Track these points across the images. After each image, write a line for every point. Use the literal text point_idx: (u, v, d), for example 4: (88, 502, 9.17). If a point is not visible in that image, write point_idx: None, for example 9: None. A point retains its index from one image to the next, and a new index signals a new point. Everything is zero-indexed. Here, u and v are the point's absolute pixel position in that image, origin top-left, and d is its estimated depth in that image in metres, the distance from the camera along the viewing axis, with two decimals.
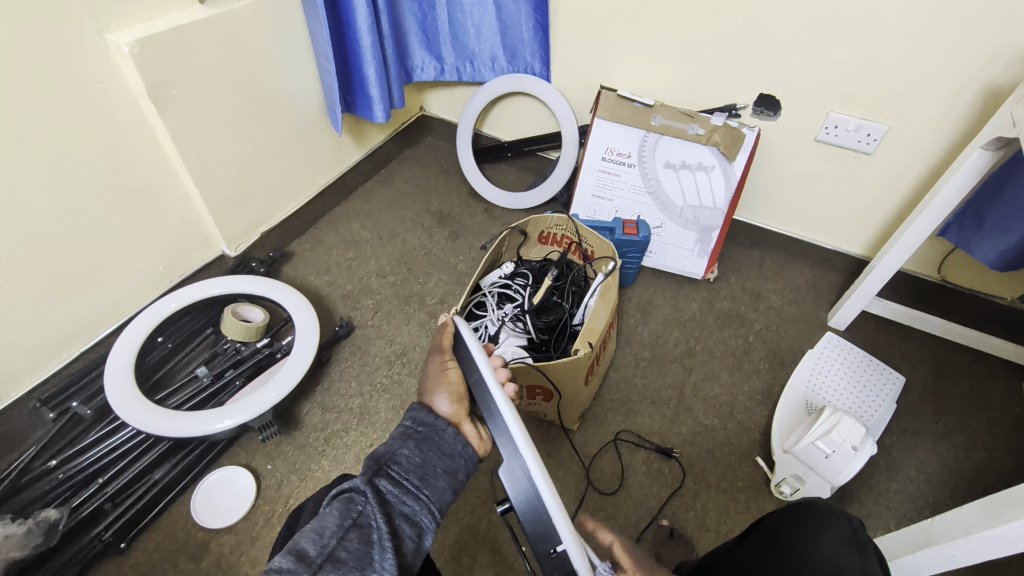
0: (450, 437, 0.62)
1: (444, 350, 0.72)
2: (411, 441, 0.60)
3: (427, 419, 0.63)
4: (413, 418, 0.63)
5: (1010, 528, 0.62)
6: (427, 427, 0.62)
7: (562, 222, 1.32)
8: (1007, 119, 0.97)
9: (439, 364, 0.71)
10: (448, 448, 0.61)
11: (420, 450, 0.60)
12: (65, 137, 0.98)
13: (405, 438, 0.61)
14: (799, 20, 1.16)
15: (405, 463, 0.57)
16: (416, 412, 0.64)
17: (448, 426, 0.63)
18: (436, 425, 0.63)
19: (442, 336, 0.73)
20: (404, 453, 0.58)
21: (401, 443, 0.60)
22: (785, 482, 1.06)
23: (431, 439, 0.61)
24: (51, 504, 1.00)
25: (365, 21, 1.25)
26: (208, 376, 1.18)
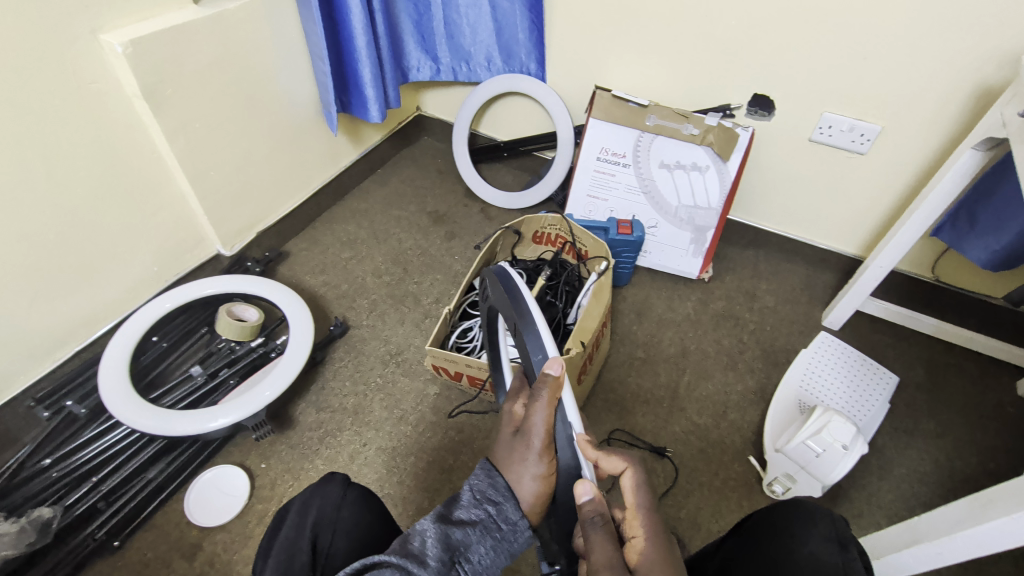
0: (524, 539, 0.61)
1: (541, 432, 0.65)
2: (488, 539, 0.58)
3: (511, 514, 0.60)
4: (497, 505, 0.60)
5: (992, 526, 0.63)
6: (508, 526, 0.60)
7: (556, 222, 1.34)
8: (997, 119, 0.97)
9: (540, 460, 0.64)
10: (516, 550, 0.61)
11: (493, 552, 0.58)
12: (58, 136, 0.98)
13: (484, 533, 0.58)
14: (792, 20, 1.17)
15: (476, 565, 0.56)
16: (502, 501, 0.61)
17: (528, 528, 0.61)
18: (516, 525, 0.61)
19: (541, 411, 0.66)
20: (479, 552, 0.56)
21: (479, 538, 0.57)
22: (776, 481, 1.06)
23: (507, 541, 0.59)
24: (45, 502, 1.01)
25: (359, 21, 1.25)
26: (203, 376, 1.18)
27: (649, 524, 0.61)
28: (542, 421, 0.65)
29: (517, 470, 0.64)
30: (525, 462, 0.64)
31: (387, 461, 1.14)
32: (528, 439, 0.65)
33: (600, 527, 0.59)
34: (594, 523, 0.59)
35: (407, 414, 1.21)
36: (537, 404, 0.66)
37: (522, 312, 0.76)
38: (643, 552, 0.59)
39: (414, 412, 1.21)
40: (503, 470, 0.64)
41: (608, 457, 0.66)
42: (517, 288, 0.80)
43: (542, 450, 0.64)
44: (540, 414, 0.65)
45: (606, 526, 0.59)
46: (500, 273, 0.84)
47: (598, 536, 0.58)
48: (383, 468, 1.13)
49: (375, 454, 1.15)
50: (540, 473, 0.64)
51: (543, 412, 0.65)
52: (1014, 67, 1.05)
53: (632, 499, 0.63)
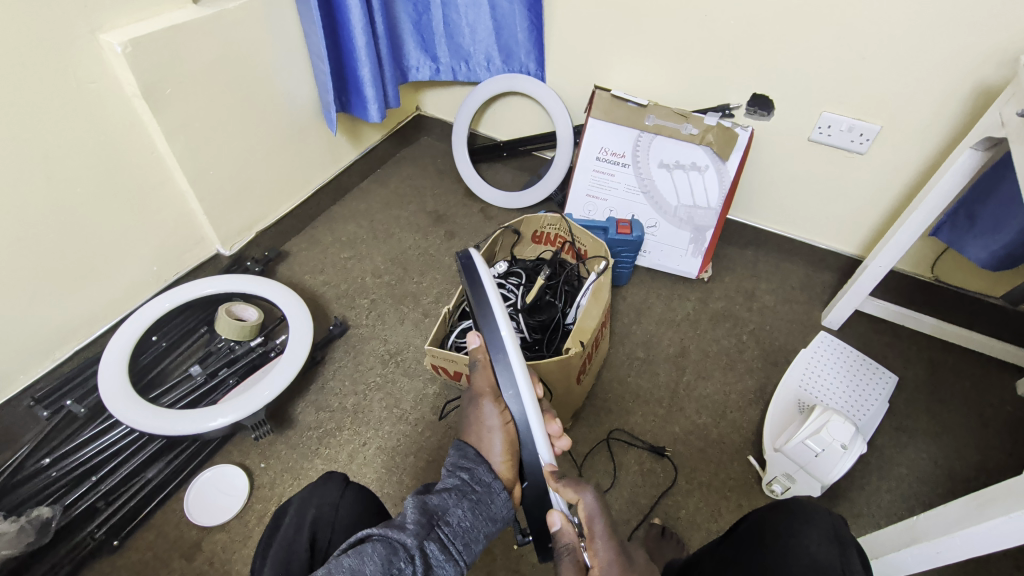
0: (501, 501, 0.67)
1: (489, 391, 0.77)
2: (464, 502, 0.63)
3: (483, 477, 0.68)
4: (470, 472, 0.68)
5: (991, 525, 0.62)
6: (481, 488, 0.67)
7: (556, 222, 1.34)
8: (996, 119, 0.97)
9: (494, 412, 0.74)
10: (497, 513, 0.66)
11: (471, 513, 0.63)
12: (55, 135, 0.98)
13: (460, 496, 0.64)
14: (791, 20, 1.17)
15: (456, 526, 0.60)
16: (473, 467, 0.69)
17: (502, 489, 0.68)
18: (490, 487, 0.67)
19: (483, 375, 0.79)
20: (456, 514, 0.61)
21: (456, 501, 0.63)
22: (776, 481, 1.06)
23: (482, 502, 0.65)
24: (45, 501, 1.01)
25: (359, 21, 1.25)
26: (202, 375, 1.18)
27: (608, 549, 0.64)
28: (485, 381, 0.78)
29: (481, 432, 0.74)
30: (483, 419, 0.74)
31: (386, 460, 1.14)
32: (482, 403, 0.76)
33: (569, 555, 0.66)
34: (564, 552, 0.67)
35: (406, 414, 1.21)
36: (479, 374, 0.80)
37: (476, 292, 0.81)
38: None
39: (413, 412, 1.21)
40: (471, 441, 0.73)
41: (564, 486, 0.68)
42: (475, 269, 0.84)
43: (493, 404, 0.75)
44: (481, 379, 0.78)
45: (574, 554, 0.66)
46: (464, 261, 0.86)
47: (566, 563, 0.66)
48: (382, 468, 1.13)
49: (374, 453, 1.15)
50: (498, 424, 0.73)
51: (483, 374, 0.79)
52: (1013, 66, 1.05)
53: (590, 529, 0.66)
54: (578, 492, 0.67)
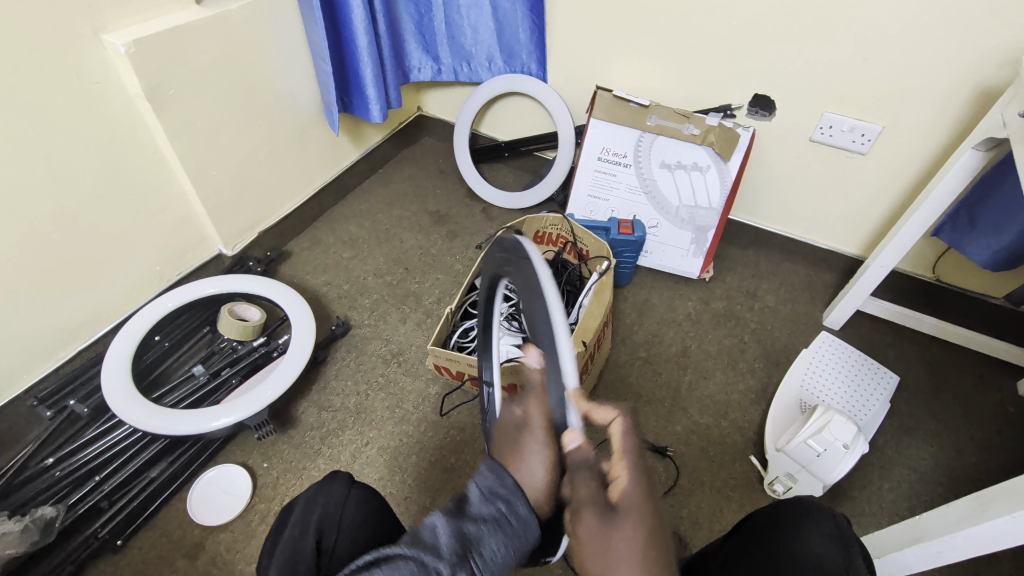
0: (537, 542, 0.52)
1: (540, 420, 0.61)
2: (500, 533, 0.50)
3: (523, 512, 0.51)
4: (509, 502, 0.51)
5: (995, 524, 0.62)
6: (521, 520, 0.51)
7: (557, 222, 1.34)
8: (998, 119, 0.97)
9: (543, 443, 0.59)
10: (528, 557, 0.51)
11: (507, 549, 0.50)
12: (59, 136, 0.98)
13: (496, 527, 0.50)
14: (792, 21, 1.17)
15: (490, 562, 0.49)
16: (513, 496, 0.51)
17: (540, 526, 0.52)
18: (528, 523, 0.51)
19: (537, 401, 0.63)
20: (492, 547, 0.49)
21: (492, 533, 0.49)
22: (778, 481, 1.06)
23: (520, 539, 0.51)
24: (48, 501, 1.01)
25: (361, 21, 1.25)
26: (205, 375, 1.18)
27: (635, 466, 0.55)
28: (539, 410, 0.62)
29: (520, 458, 0.57)
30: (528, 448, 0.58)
31: (388, 460, 1.14)
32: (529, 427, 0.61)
33: (585, 473, 0.55)
34: (581, 466, 0.55)
35: (408, 414, 1.21)
36: (531, 397, 0.64)
37: (537, 287, 0.69)
38: (624, 491, 0.52)
39: (416, 411, 1.21)
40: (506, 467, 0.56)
41: (601, 407, 0.61)
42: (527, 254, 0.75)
43: (547, 434, 0.59)
44: (534, 404, 0.63)
45: (592, 471, 0.55)
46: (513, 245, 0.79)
47: (583, 475, 0.54)
48: (384, 468, 1.13)
49: (376, 453, 1.15)
50: (549, 454, 0.57)
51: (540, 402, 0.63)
52: (1014, 67, 1.05)
53: (617, 447, 0.57)
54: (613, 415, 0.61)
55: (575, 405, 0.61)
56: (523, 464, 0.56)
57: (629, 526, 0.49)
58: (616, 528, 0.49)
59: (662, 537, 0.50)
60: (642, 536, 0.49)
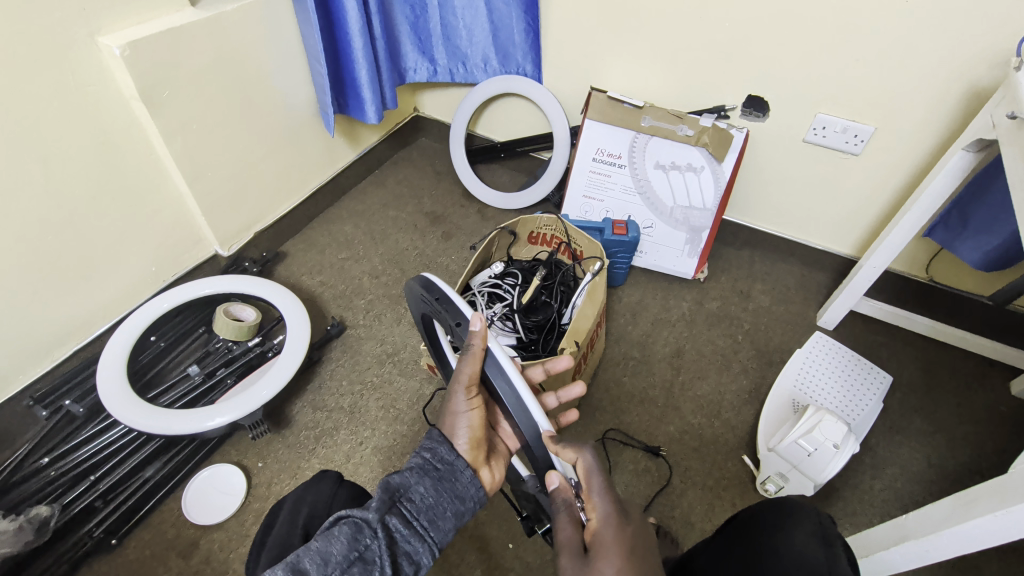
0: (466, 478, 0.64)
1: (467, 377, 0.73)
2: (427, 478, 0.62)
3: (447, 455, 0.65)
4: (432, 450, 0.65)
5: (978, 523, 0.63)
6: (445, 465, 0.64)
7: (551, 222, 1.34)
8: (988, 120, 0.97)
9: (464, 396, 0.73)
10: (463, 489, 0.63)
11: (435, 490, 0.61)
12: (52, 136, 0.99)
13: (422, 474, 0.62)
14: (785, 22, 1.17)
15: (419, 503, 0.59)
16: (436, 446, 0.66)
17: (467, 467, 0.65)
18: (454, 465, 0.64)
19: (468, 362, 0.73)
20: (419, 491, 0.60)
21: (418, 479, 0.61)
22: (770, 480, 1.07)
23: (446, 479, 0.62)
24: (43, 500, 1.01)
25: (357, 23, 1.26)
26: (200, 375, 1.19)
27: (605, 504, 0.58)
28: (467, 368, 0.73)
29: (447, 413, 0.74)
30: (450, 402, 0.74)
31: (383, 460, 1.15)
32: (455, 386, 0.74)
33: (565, 514, 0.61)
34: (560, 509, 0.62)
35: (403, 414, 1.22)
36: (464, 358, 0.74)
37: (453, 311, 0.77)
38: (596, 531, 0.57)
39: (410, 411, 1.22)
40: (440, 421, 0.74)
41: (565, 445, 0.65)
42: (437, 277, 0.84)
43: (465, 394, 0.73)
44: (464, 364, 0.73)
45: (571, 512, 0.61)
46: (422, 283, 0.83)
47: (563, 520, 0.61)
48: (378, 467, 1.14)
49: (371, 453, 1.16)
50: (463, 409, 0.73)
51: (469, 363, 0.73)
52: (1005, 68, 1.05)
53: (586, 487, 0.60)
54: (576, 452, 0.63)
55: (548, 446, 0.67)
56: (453, 422, 0.72)
57: (600, 564, 0.53)
58: (590, 569, 0.54)
59: (640, 559, 0.53)
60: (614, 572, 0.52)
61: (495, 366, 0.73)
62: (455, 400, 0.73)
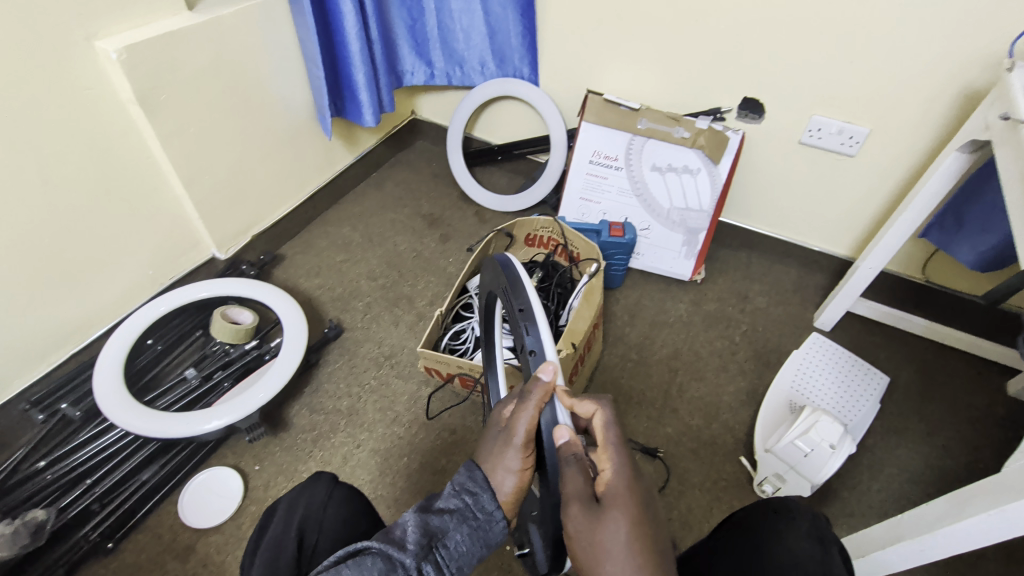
0: (501, 531, 0.60)
1: (523, 434, 0.64)
2: (465, 526, 0.58)
3: (487, 505, 0.60)
4: (474, 496, 0.60)
5: (972, 523, 0.63)
6: (484, 515, 0.59)
7: (548, 224, 1.34)
8: (981, 122, 0.98)
9: (519, 454, 0.63)
10: (494, 540, 0.59)
11: (471, 540, 0.57)
12: (50, 140, 0.99)
13: (460, 521, 0.58)
14: (780, 25, 1.18)
15: (453, 551, 0.56)
16: (479, 491, 0.60)
17: (504, 518, 0.60)
18: (492, 515, 0.60)
19: (528, 416, 0.64)
20: (455, 538, 0.56)
21: (456, 525, 0.57)
22: (767, 481, 1.07)
23: (483, 530, 0.58)
24: (39, 504, 1.01)
25: (353, 26, 1.26)
26: (197, 378, 1.19)
27: (618, 457, 0.62)
28: (525, 423, 0.64)
29: (496, 463, 0.63)
30: (505, 456, 0.63)
31: (380, 463, 1.15)
32: (510, 436, 0.64)
33: (575, 464, 0.61)
34: (569, 460, 0.61)
35: (400, 416, 1.22)
36: (525, 407, 0.65)
37: (517, 290, 0.76)
38: (608, 482, 0.60)
39: (407, 414, 1.22)
40: (481, 461, 0.64)
41: (583, 400, 0.68)
42: (522, 283, 0.77)
43: (524, 449, 0.63)
44: (524, 415, 0.64)
45: (581, 463, 0.61)
46: (501, 261, 0.82)
47: (572, 472, 0.60)
48: (376, 470, 1.14)
49: (368, 455, 1.16)
50: (518, 469, 0.63)
51: (530, 415, 0.64)
52: (999, 70, 1.06)
53: (602, 440, 0.65)
54: (594, 406, 0.67)
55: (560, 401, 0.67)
56: (500, 473, 0.62)
57: (613, 514, 0.57)
58: (603, 517, 0.57)
59: (648, 513, 0.58)
60: (627, 520, 0.56)
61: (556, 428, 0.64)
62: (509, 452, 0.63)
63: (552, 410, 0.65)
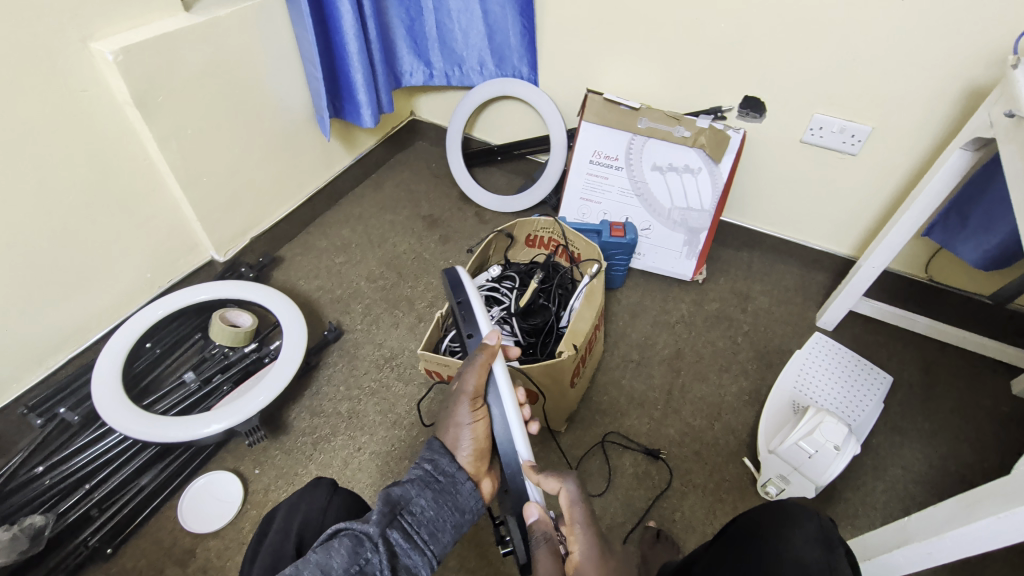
0: (466, 491, 0.66)
1: (471, 389, 0.75)
2: (427, 491, 0.64)
3: (447, 466, 0.68)
4: (433, 462, 0.68)
5: (981, 525, 0.62)
6: (446, 477, 0.66)
7: (549, 225, 1.33)
8: (985, 120, 0.97)
9: (469, 408, 0.75)
10: (462, 502, 0.65)
11: (435, 503, 0.63)
12: (46, 142, 0.98)
13: (423, 487, 0.64)
14: (781, 22, 1.17)
15: (419, 515, 0.60)
16: (437, 458, 0.69)
17: (467, 479, 0.68)
18: (455, 476, 0.67)
19: (472, 374, 0.76)
20: (419, 503, 0.61)
21: (418, 492, 0.63)
22: (771, 483, 1.06)
23: (446, 491, 0.65)
24: (38, 510, 1.00)
25: (351, 26, 1.26)
26: (196, 381, 1.18)
27: (585, 540, 0.66)
28: (472, 379, 0.76)
29: (450, 425, 0.75)
30: (455, 415, 0.75)
31: (381, 466, 1.14)
32: (460, 399, 0.76)
33: (544, 545, 0.69)
34: (540, 541, 0.69)
35: (400, 419, 1.21)
36: (469, 367, 0.77)
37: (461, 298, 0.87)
38: (577, 565, 0.66)
39: (408, 416, 1.21)
40: (439, 435, 0.75)
41: (546, 478, 0.70)
42: (461, 279, 0.89)
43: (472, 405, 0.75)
44: (468, 376, 0.76)
45: (549, 543, 0.69)
46: (450, 277, 0.90)
47: (542, 553, 0.68)
48: (376, 473, 1.13)
49: (368, 458, 1.15)
50: (468, 422, 0.74)
51: (474, 374, 0.75)
52: (1002, 67, 1.05)
53: (569, 518, 0.68)
54: (559, 482, 0.69)
55: (527, 476, 0.72)
56: (456, 431, 0.74)
57: None
58: None
59: None
60: None
61: (497, 384, 0.76)
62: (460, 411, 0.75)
63: (493, 371, 0.77)
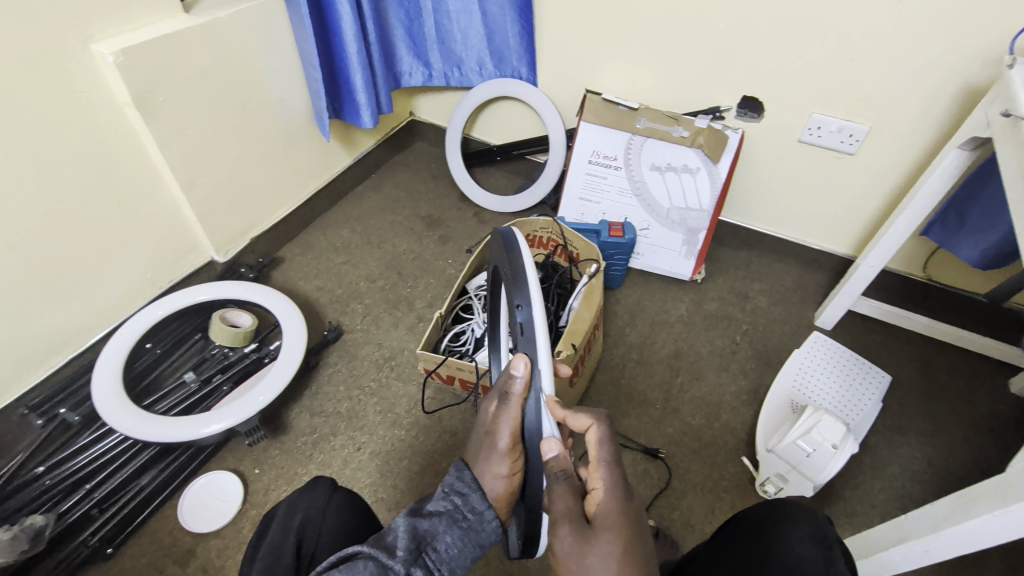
0: (493, 529, 0.60)
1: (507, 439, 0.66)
2: (455, 528, 0.58)
3: (477, 504, 0.60)
4: (464, 497, 0.60)
5: (977, 524, 0.62)
6: (474, 515, 0.59)
7: (548, 224, 1.35)
8: (982, 119, 0.97)
9: (507, 460, 0.64)
10: (487, 541, 0.60)
11: (462, 541, 0.57)
12: (46, 144, 0.99)
13: (451, 522, 0.58)
14: (779, 23, 1.18)
15: (443, 554, 0.55)
16: (468, 492, 0.61)
17: (495, 517, 0.61)
18: (484, 514, 0.60)
19: (508, 416, 0.67)
20: (445, 541, 0.56)
21: (446, 527, 0.57)
22: (769, 481, 1.07)
23: (474, 530, 0.59)
24: (38, 510, 1.01)
25: (350, 27, 1.26)
26: (196, 381, 1.19)
27: (610, 478, 0.62)
28: (506, 431, 0.66)
29: (486, 464, 0.64)
30: (493, 462, 0.64)
31: (381, 466, 1.14)
32: (495, 443, 0.66)
33: (563, 482, 0.63)
34: (558, 478, 0.64)
35: (401, 419, 1.21)
36: (505, 409, 0.68)
37: (516, 271, 0.78)
38: (600, 503, 0.61)
39: (408, 416, 1.22)
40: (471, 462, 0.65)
41: (576, 414, 0.67)
42: (516, 244, 0.82)
43: (509, 451, 0.65)
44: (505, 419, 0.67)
45: (569, 481, 0.63)
46: (504, 237, 0.85)
47: (561, 488, 0.63)
48: (376, 473, 1.13)
49: (368, 458, 1.15)
50: (506, 474, 0.64)
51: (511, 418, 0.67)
52: (999, 67, 1.05)
53: (594, 455, 0.64)
54: (590, 420, 0.66)
55: (549, 410, 0.68)
56: (488, 471, 0.64)
57: (603, 540, 0.58)
58: (591, 541, 0.58)
59: (636, 541, 0.58)
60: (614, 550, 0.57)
61: (537, 426, 0.67)
62: (497, 455, 0.65)
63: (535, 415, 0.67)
